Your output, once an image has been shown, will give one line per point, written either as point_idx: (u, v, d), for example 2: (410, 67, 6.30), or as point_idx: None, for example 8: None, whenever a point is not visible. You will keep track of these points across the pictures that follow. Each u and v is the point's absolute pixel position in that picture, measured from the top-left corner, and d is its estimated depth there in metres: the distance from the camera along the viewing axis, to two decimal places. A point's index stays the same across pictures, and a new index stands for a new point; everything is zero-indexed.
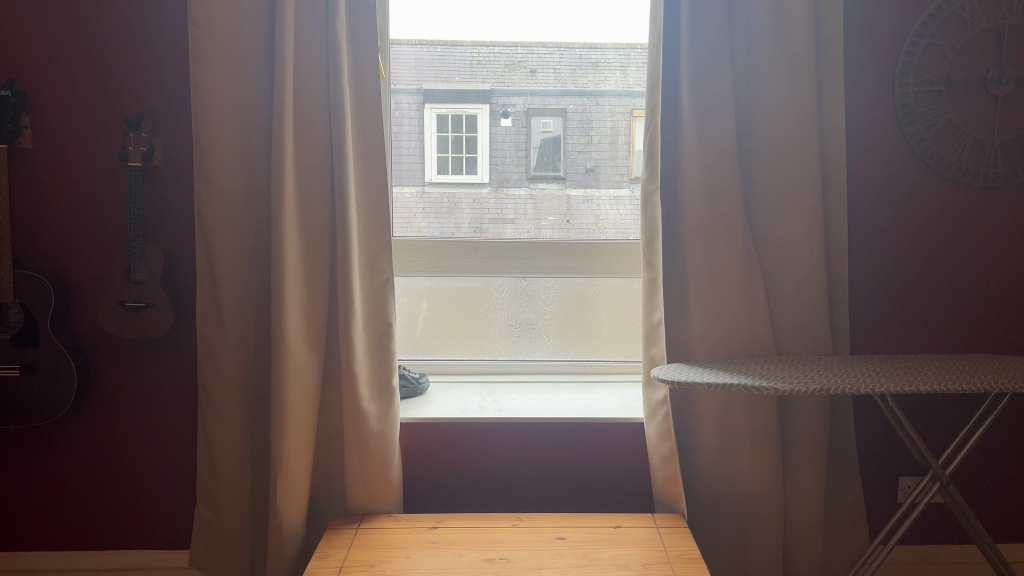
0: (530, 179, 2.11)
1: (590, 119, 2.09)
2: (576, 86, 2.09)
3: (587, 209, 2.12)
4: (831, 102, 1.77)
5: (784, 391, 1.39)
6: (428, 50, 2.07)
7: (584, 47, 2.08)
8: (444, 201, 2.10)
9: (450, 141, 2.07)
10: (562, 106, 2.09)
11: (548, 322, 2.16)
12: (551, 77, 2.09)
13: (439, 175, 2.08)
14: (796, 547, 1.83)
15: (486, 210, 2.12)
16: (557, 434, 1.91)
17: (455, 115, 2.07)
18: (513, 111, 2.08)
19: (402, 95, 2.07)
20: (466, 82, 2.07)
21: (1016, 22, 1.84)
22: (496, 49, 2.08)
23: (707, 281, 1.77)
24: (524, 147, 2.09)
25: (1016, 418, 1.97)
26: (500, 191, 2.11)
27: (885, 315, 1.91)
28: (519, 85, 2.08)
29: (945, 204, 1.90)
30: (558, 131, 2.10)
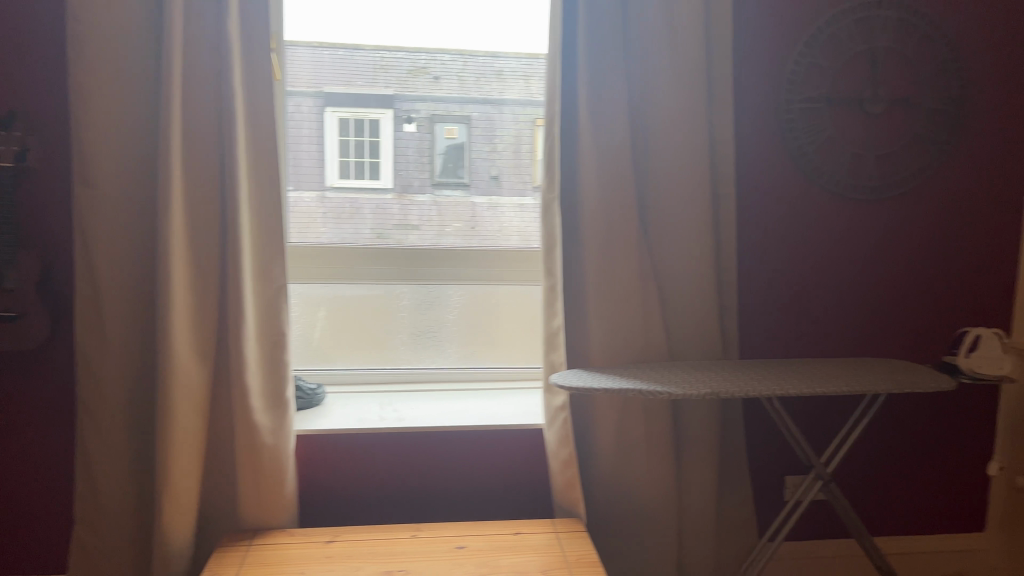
0: (435, 185, 2.09)
1: (493, 127, 2.09)
2: (479, 93, 2.09)
3: (491, 217, 2.12)
4: (721, 117, 1.84)
5: (678, 395, 1.46)
6: (328, 52, 2.02)
7: (487, 56, 2.09)
8: (346, 206, 2.06)
9: (351, 145, 2.04)
10: (467, 113, 2.08)
11: (450, 330, 2.15)
12: (454, 83, 2.08)
13: (340, 179, 2.04)
14: (690, 546, 1.89)
15: (390, 216, 2.09)
16: (458, 443, 1.90)
17: (356, 119, 2.03)
18: (417, 117, 2.06)
19: (301, 96, 2.01)
20: (368, 86, 2.04)
21: (890, 44, 1.95)
22: (400, 54, 2.05)
23: (605, 288, 1.80)
24: (428, 153, 2.07)
25: (893, 417, 2.08)
26: (404, 197, 2.08)
27: (772, 321, 2.00)
28: (422, 91, 2.07)
29: (826, 215, 2.00)
30: (462, 138, 2.09)
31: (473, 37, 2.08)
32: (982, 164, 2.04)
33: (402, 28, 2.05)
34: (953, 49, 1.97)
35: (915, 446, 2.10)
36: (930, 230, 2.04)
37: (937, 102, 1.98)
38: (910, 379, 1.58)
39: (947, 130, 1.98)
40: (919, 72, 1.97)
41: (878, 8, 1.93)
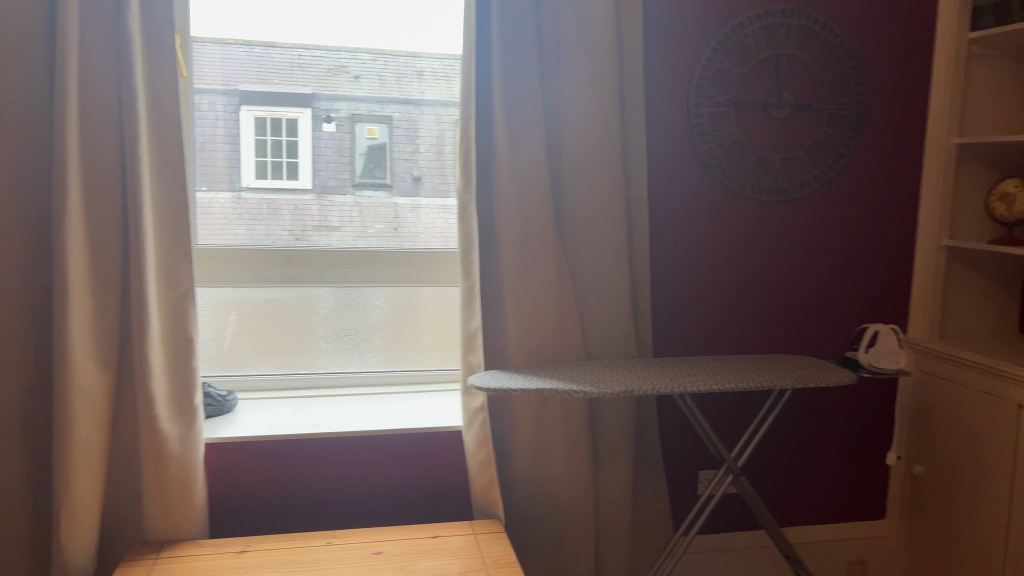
0: (355, 185, 2.05)
1: (415, 128, 2.07)
2: (400, 94, 2.05)
3: (413, 218, 2.10)
4: (633, 120, 1.88)
5: (593, 394, 1.50)
6: (244, 50, 1.98)
7: (408, 56, 2.06)
8: (263, 207, 2.02)
9: (268, 145, 1.99)
10: (388, 113, 2.05)
11: (370, 333, 2.12)
12: (374, 83, 2.04)
13: (257, 180, 2.00)
14: (608, 542, 1.92)
15: (309, 217, 2.04)
16: (376, 448, 1.87)
17: (273, 118, 1.99)
18: (337, 116, 2.02)
19: (218, 95, 1.96)
20: (284, 85, 2.00)
21: (792, 51, 2.02)
22: (318, 53, 2.01)
23: (521, 288, 1.80)
24: (348, 153, 2.03)
25: (799, 412, 2.16)
26: (323, 198, 2.04)
27: (685, 319, 2.05)
28: (343, 90, 2.02)
29: (736, 217, 2.06)
30: (384, 138, 2.06)
31: (391, 35, 2.04)
32: (881, 167, 2.13)
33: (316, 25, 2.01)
34: (851, 56, 2.05)
35: (821, 438, 2.18)
36: (833, 231, 2.12)
37: (837, 107, 2.06)
38: (812, 373, 1.66)
39: (846, 134, 2.07)
40: (821, 78, 2.05)
41: (781, 16, 2.00)
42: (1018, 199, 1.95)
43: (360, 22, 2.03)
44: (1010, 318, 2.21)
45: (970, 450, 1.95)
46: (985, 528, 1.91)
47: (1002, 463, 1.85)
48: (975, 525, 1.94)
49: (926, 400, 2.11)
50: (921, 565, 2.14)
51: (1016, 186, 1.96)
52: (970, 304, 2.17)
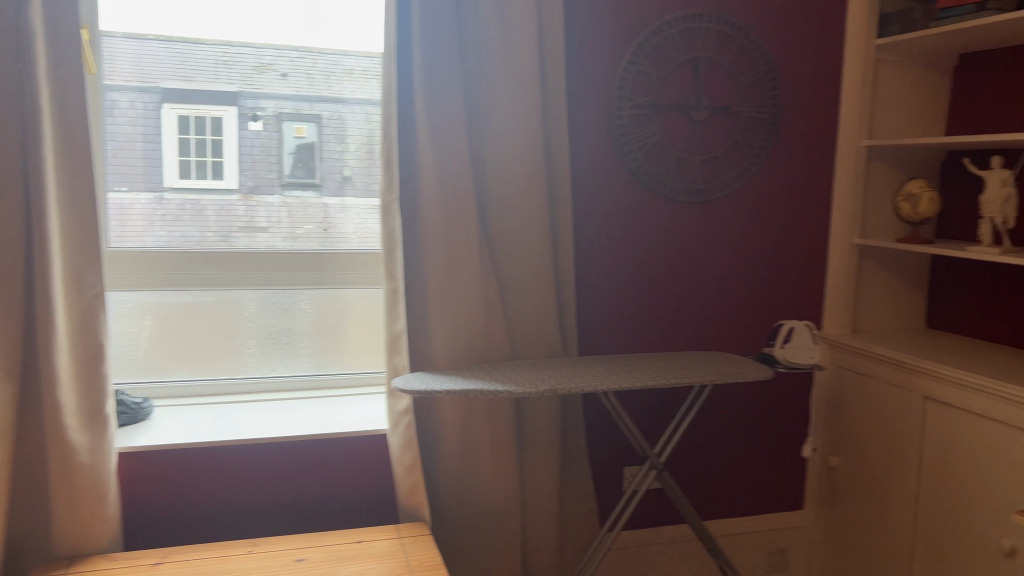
0: (284, 186, 2.00)
1: (345, 127, 2.03)
2: (329, 92, 2.01)
3: (344, 219, 2.06)
4: (556, 121, 1.90)
5: (519, 392, 1.52)
6: (166, 46, 1.92)
7: (337, 54, 2.02)
8: (186, 208, 1.96)
9: (192, 144, 1.94)
10: (316, 112, 2.01)
11: (299, 337, 2.07)
12: (303, 81, 2.00)
13: (180, 180, 1.94)
14: (535, 542, 1.93)
15: (236, 217, 1.99)
16: (300, 454, 1.84)
17: (197, 117, 1.94)
18: (264, 115, 1.97)
19: (138, 93, 1.90)
20: (209, 82, 1.94)
21: (710, 55, 2.07)
22: (244, 50, 1.96)
23: (445, 290, 1.80)
24: (275, 153, 1.99)
25: (720, 408, 2.21)
26: (251, 198, 1.99)
27: (609, 318, 2.08)
28: (270, 88, 1.98)
29: (658, 217, 2.09)
30: (312, 137, 2.01)
31: (316, 33, 2.01)
32: (796, 168, 2.19)
33: (236, 21, 1.95)
34: (766, 60, 2.11)
35: (741, 432, 2.24)
36: (752, 230, 2.18)
37: (754, 111, 2.12)
38: (731, 369, 1.71)
39: (763, 136, 2.13)
40: (738, 81, 2.10)
41: (698, 20, 2.04)
42: (923, 199, 2.04)
43: (281, 18, 1.98)
44: (919, 313, 2.31)
45: (881, 441, 2.04)
46: (895, 515, 2.00)
47: (911, 452, 1.94)
48: (886, 512, 2.02)
49: (839, 394, 2.19)
50: (837, 552, 2.21)
51: (920, 187, 2.05)
52: (880, 300, 2.26)
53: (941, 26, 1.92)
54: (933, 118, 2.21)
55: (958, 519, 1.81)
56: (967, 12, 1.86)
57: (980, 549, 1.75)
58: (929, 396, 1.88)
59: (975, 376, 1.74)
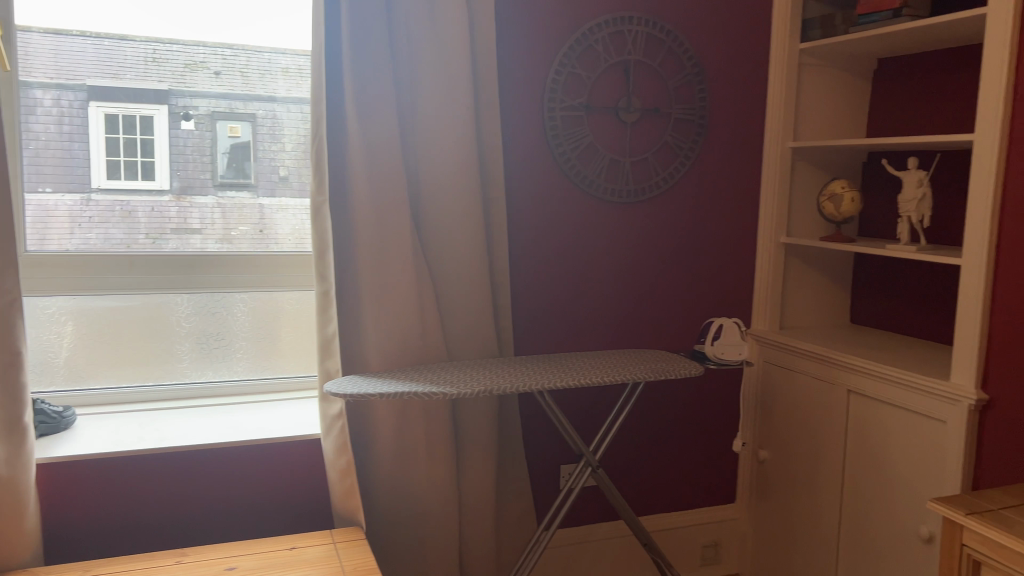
0: (217, 186, 1.97)
1: (280, 126, 2.00)
2: (264, 90, 1.98)
3: (281, 219, 2.03)
4: (489, 122, 1.91)
5: (454, 394, 1.52)
6: (92, 43, 1.86)
7: (272, 52, 1.98)
8: (116, 209, 1.90)
9: (120, 143, 1.88)
10: (251, 111, 1.98)
11: (233, 341, 2.02)
12: (237, 80, 1.97)
13: (108, 180, 1.88)
14: (472, 543, 1.93)
15: (168, 219, 1.94)
16: (232, 460, 1.81)
17: (126, 116, 1.88)
18: (196, 114, 1.93)
19: (60, 90, 1.84)
20: (138, 81, 1.89)
21: (640, 57, 2.10)
22: (174, 48, 1.91)
23: (378, 292, 1.78)
24: (208, 152, 1.95)
25: (654, 405, 2.25)
26: (182, 199, 1.94)
27: (544, 318, 2.09)
28: (202, 87, 1.94)
29: (591, 217, 2.11)
30: (247, 137, 1.98)
31: (250, 30, 1.97)
32: (725, 169, 2.25)
33: (164, 17, 1.90)
34: (694, 63, 2.16)
35: (674, 428, 2.28)
36: (683, 230, 2.22)
37: (682, 112, 2.16)
38: (663, 366, 1.74)
39: (692, 137, 2.18)
40: (667, 83, 2.14)
41: (629, 23, 2.07)
42: (844, 199, 2.10)
43: (213, 14, 1.94)
44: (844, 309, 2.38)
45: (807, 434, 2.10)
46: (821, 505, 2.06)
47: (836, 445, 2.00)
48: (813, 503, 2.09)
49: (768, 389, 2.24)
50: (767, 544, 2.27)
51: (842, 187, 2.11)
52: (807, 296, 2.32)
53: (861, 31, 1.98)
54: (855, 120, 2.28)
55: (880, 508, 1.88)
56: (885, 18, 1.91)
57: (900, 535, 1.82)
58: (852, 389, 1.94)
59: (895, 370, 1.80)
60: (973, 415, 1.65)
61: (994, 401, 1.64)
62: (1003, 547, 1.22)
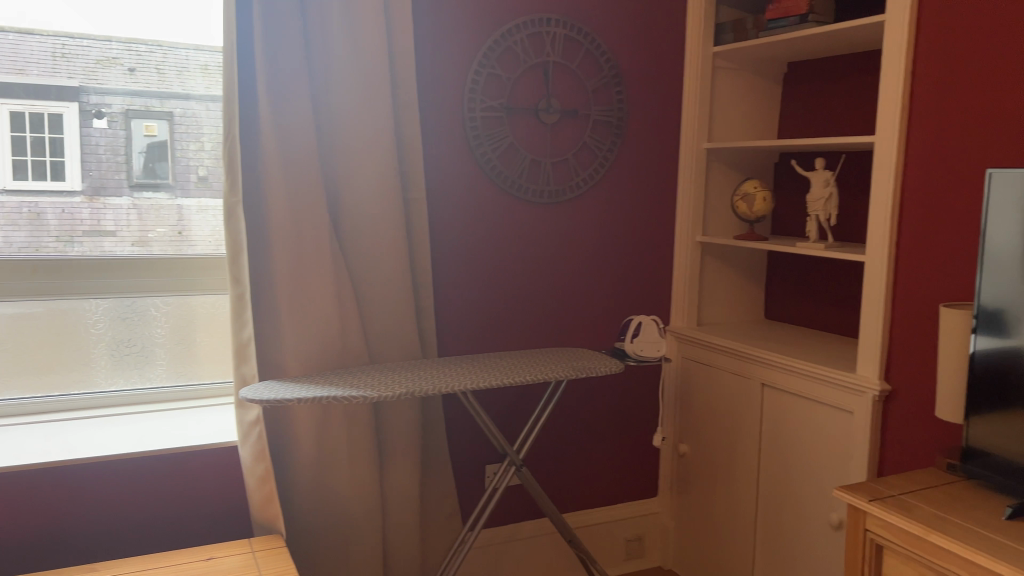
0: (133, 187, 1.90)
1: (200, 125, 1.94)
2: (181, 88, 1.92)
3: (200, 220, 1.97)
4: (408, 122, 1.89)
5: (374, 397, 1.51)
6: None
7: (190, 49, 1.92)
8: (23, 211, 1.81)
9: (27, 142, 1.80)
10: (167, 109, 1.91)
11: (151, 347, 1.95)
12: (152, 77, 1.90)
13: (14, 180, 1.80)
14: (396, 546, 1.91)
15: (79, 220, 1.86)
16: (146, 470, 1.75)
17: (33, 114, 1.80)
18: (109, 111, 1.86)
19: None
20: (46, 77, 1.81)
21: (558, 59, 2.12)
22: (85, 42, 1.84)
23: (296, 295, 1.75)
24: (122, 152, 1.88)
25: (577, 402, 2.27)
26: (95, 200, 1.87)
27: (467, 318, 2.09)
28: (115, 84, 1.87)
29: (513, 217, 2.12)
30: (164, 135, 1.92)
31: (165, 25, 1.90)
32: (643, 169, 2.29)
33: (72, 10, 1.82)
34: (611, 65, 2.19)
35: (597, 425, 2.32)
36: (603, 229, 2.25)
37: (601, 113, 2.19)
38: (585, 364, 1.76)
39: (611, 138, 2.21)
40: (584, 85, 2.17)
41: (547, 25, 2.09)
42: (756, 199, 2.16)
43: (124, 9, 1.87)
44: (758, 305, 2.45)
45: (725, 427, 2.15)
46: (738, 496, 2.12)
47: (752, 437, 2.06)
48: (731, 494, 2.14)
49: (687, 384, 2.29)
50: (688, 536, 2.32)
51: (754, 187, 2.17)
52: (723, 293, 2.38)
53: (770, 35, 2.04)
54: (767, 122, 2.35)
55: (793, 497, 1.94)
56: (792, 23, 1.98)
57: (811, 522, 1.89)
58: (766, 382, 2.01)
59: (805, 363, 1.87)
60: (878, 405, 1.73)
61: (896, 391, 1.71)
62: (902, 531, 1.28)
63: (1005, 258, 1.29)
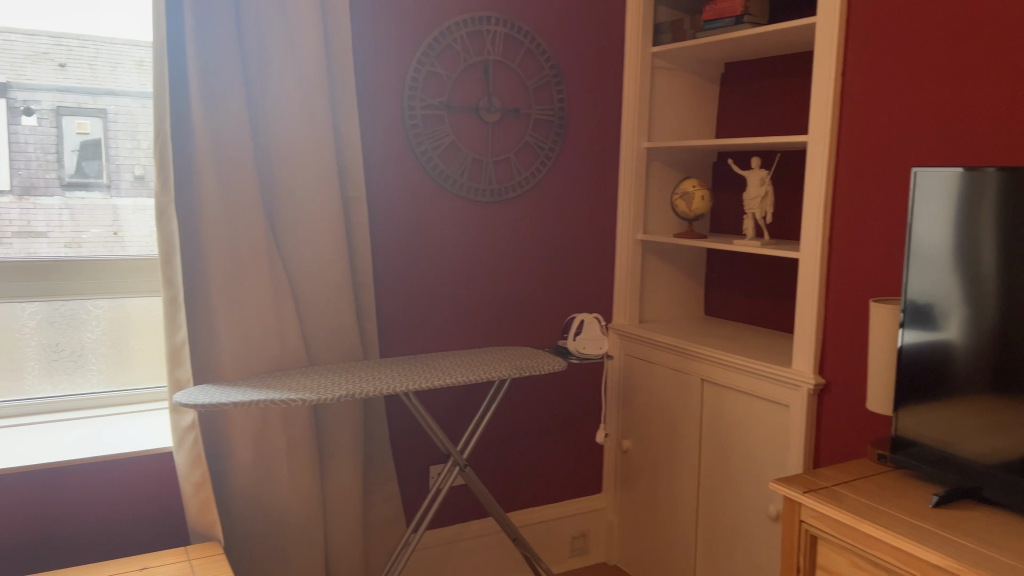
0: (65, 186, 1.83)
1: (135, 122, 1.89)
2: (116, 85, 1.86)
3: (137, 221, 1.91)
4: (347, 120, 1.87)
5: (313, 400, 1.48)
6: None
7: (125, 44, 1.87)
8: None
9: None
10: (101, 106, 1.85)
11: (86, 352, 1.89)
12: (85, 73, 1.84)
13: None
14: (338, 550, 1.89)
15: (8, 221, 1.79)
16: (77, 478, 1.69)
17: None
18: (39, 109, 1.80)
19: None
20: None
21: (498, 57, 2.11)
22: (12, 37, 1.77)
23: (232, 297, 1.71)
24: (53, 150, 1.81)
25: (520, 401, 2.27)
26: (25, 200, 1.80)
27: (410, 318, 2.07)
28: (46, 80, 1.80)
29: (454, 217, 2.11)
30: (98, 133, 1.85)
31: (97, 19, 1.84)
32: (584, 169, 2.30)
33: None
34: (552, 65, 2.20)
35: (541, 423, 2.32)
36: (545, 228, 2.26)
37: (542, 113, 2.20)
38: (527, 363, 1.77)
39: (552, 137, 2.22)
40: (525, 84, 2.17)
41: (486, 24, 2.08)
42: (695, 197, 2.20)
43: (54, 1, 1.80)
44: (698, 303, 2.49)
45: (667, 423, 2.18)
46: (680, 491, 2.14)
47: (692, 432, 2.09)
48: (674, 489, 2.17)
49: (629, 381, 2.31)
50: (632, 532, 2.34)
51: (693, 186, 2.20)
52: (663, 291, 2.41)
53: (707, 36, 2.07)
54: (705, 121, 2.39)
55: (733, 490, 1.98)
56: (728, 24, 2.01)
57: (750, 514, 1.93)
58: (706, 378, 2.04)
59: (743, 358, 1.90)
60: (812, 399, 1.77)
61: (829, 385, 1.75)
62: (835, 521, 1.31)
63: (930, 255, 1.34)
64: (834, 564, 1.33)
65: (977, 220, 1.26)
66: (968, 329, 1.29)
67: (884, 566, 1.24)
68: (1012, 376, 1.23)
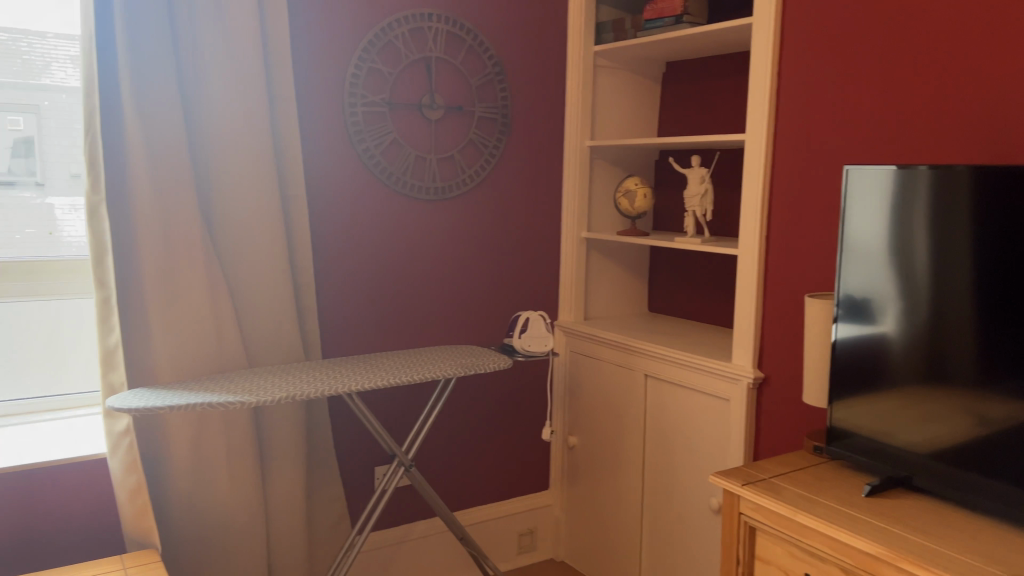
0: None
1: (70, 119, 1.82)
2: (49, 79, 1.80)
3: (74, 220, 1.84)
4: (287, 117, 1.84)
5: (254, 402, 1.46)
6: None
7: (59, 38, 1.80)
8: None
9: None
10: (34, 102, 1.78)
11: (18, 356, 1.82)
12: (18, 67, 1.76)
13: None
14: (281, 554, 1.86)
15: None
16: (6, 487, 1.63)
17: None
18: None
19: None
20: None
21: (440, 55, 2.10)
22: None
23: (168, 298, 1.67)
24: None
25: (466, 400, 2.27)
26: None
27: (353, 318, 2.05)
28: None
29: (398, 215, 2.10)
30: (31, 130, 1.79)
31: (30, 11, 1.77)
32: (528, 166, 2.31)
33: None
34: (495, 62, 2.20)
35: (487, 421, 2.32)
36: (489, 226, 2.26)
37: (485, 110, 2.20)
38: (473, 361, 1.77)
39: (496, 135, 2.22)
40: (468, 81, 2.16)
41: (428, 21, 2.07)
42: (637, 195, 2.21)
43: None
44: (641, 299, 2.52)
45: (612, 419, 2.20)
46: (625, 486, 2.17)
47: (637, 428, 2.11)
48: (619, 484, 2.19)
49: (575, 377, 2.33)
50: (578, 527, 2.36)
51: (635, 184, 2.22)
52: (608, 288, 2.43)
53: (648, 35, 2.09)
54: (647, 120, 2.41)
55: (676, 483, 2.00)
56: (668, 23, 2.03)
57: (693, 508, 1.95)
58: (649, 373, 2.06)
59: (685, 354, 1.93)
60: (752, 392, 1.80)
61: (768, 378, 1.79)
62: (771, 512, 1.33)
63: (864, 251, 1.37)
64: (772, 554, 1.36)
65: (908, 217, 1.30)
66: (900, 322, 1.33)
67: (819, 555, 1.26)
68: (941, 367, 1.27)
